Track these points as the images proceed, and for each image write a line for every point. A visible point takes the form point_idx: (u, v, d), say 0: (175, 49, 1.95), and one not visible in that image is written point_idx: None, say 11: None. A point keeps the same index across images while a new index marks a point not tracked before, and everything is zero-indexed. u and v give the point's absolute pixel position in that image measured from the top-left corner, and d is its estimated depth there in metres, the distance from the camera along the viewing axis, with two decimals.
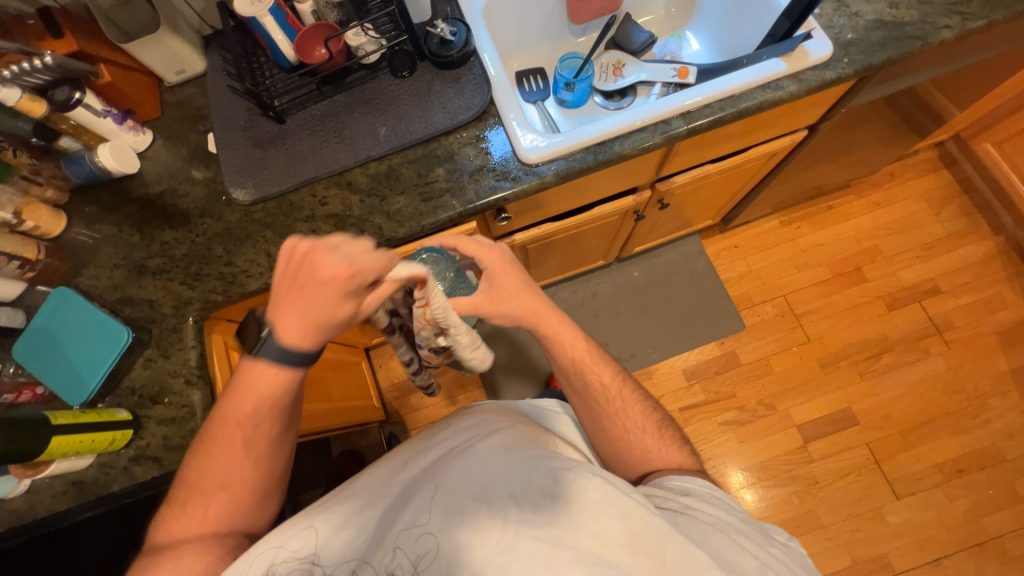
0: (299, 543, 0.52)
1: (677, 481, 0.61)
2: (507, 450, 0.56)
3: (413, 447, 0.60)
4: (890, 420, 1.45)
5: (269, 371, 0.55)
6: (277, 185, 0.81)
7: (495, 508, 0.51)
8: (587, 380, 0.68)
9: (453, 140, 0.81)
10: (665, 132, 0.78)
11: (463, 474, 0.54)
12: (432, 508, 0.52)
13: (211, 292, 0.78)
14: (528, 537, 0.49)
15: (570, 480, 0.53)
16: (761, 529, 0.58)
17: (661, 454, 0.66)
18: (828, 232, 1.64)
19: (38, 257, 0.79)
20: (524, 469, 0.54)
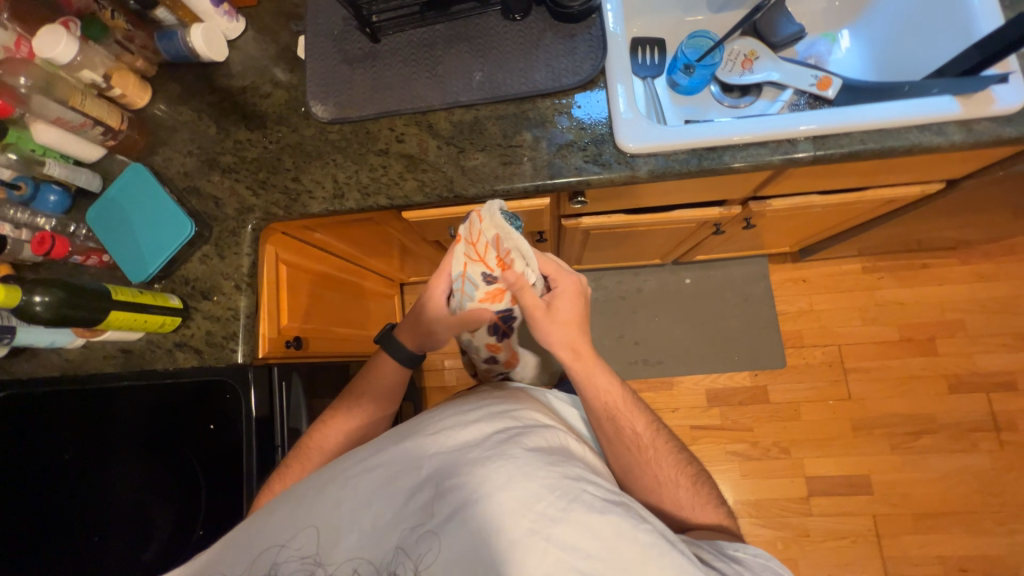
0: (303, 541, 0.48)
1: (726, 548, 0.53)
2: (548, 461, 0.49)
3: (436, 428, 0.54)
4: (908, 500, 1.38)
5: (390, 366, 0.75)
6: (358, 109, 0.77)
7: (528, 531, 0.44)
8: (619, 427, 0.66)
9: (550, 104, 0.74)
10: (787, 153, 0.69)
11: (490, 482, 0.46)
12: (452, 518, 0.45)
13: (273, 204, 0.77)
14: (563, 566, 0.43)
15: (616, 515, 0.46)
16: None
17: (693, 508, 0.63)
18: (912, 290, 1.49)
19: (122, 128, 0.79)
20: (564, 491, 0.46)
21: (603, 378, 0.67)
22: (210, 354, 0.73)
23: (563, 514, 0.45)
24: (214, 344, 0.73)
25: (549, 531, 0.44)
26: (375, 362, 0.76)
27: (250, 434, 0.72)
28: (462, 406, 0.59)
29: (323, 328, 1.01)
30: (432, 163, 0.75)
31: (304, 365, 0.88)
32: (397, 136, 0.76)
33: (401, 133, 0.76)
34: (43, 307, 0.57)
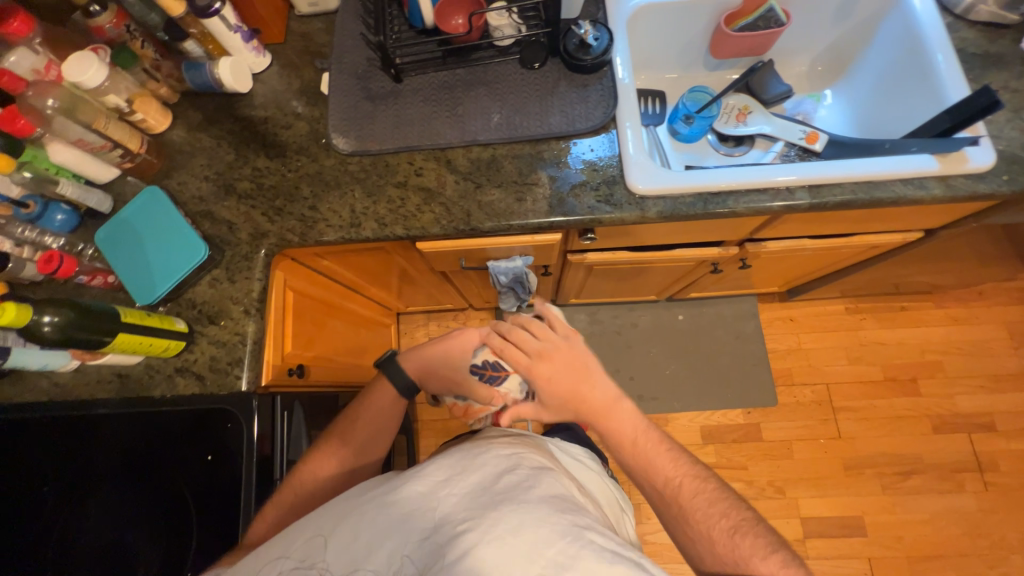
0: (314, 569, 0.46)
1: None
2: (560, 508, 0.48)
3: (449, 463, 0.53)
4: (901, 542, 1.38)
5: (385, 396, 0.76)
6: (378, 143, 0.80)
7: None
8: (647, 461, 0.64)
9: (564, 146, 0.78)
10: (785, 200, 0.74)
11: (502, 525, 0.45)
12: (458, 560, 0.43)
13: (288, 231, 0.78)
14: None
15: (628, 567, 0.43)
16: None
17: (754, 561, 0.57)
18: (893, 332, 1.56)
19: (141, 151, 0.79)
20: (575, 537, 0.44)
21: (627, 415, 0.66)
22: (213, 381, 0.72)
23: (574, 562, 0.43)
24: (218, 370, 0.72)
25: None
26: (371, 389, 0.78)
27: (250, 467, 0.69)
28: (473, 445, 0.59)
29: (324, 356, 0.99)
30: (449, 197, 0.77)
31: (305, 395, 0.86)
32: (415, 170, 0.79)
33: (420, 167, 0.79)
34: (52, 328, 0.55)
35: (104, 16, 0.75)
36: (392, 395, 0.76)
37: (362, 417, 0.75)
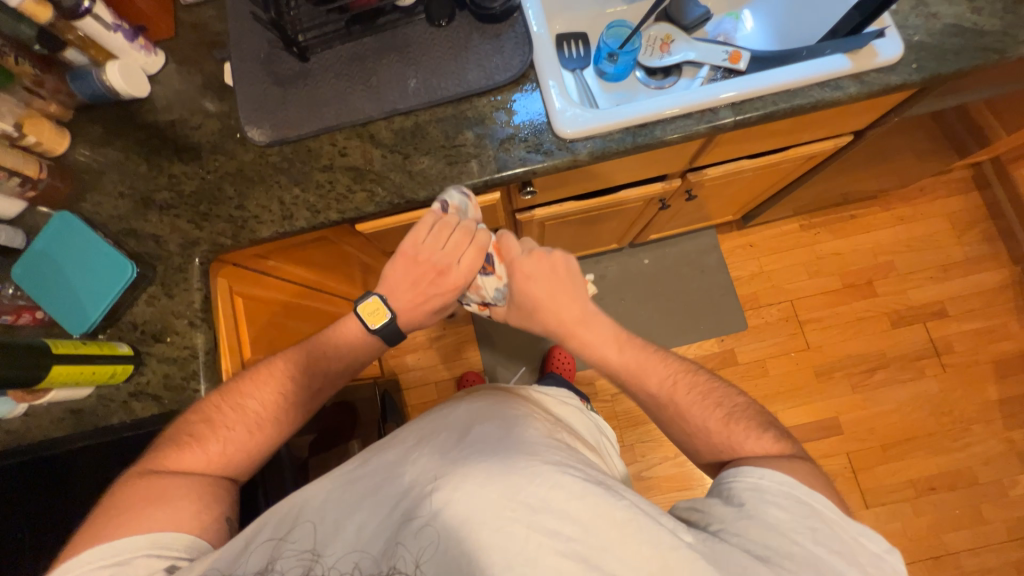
0: (292, 555, 0.46)
1: (722, 479, 0.56)
2: (529, 450, 0.48)
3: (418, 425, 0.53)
4: (874, 433, 1.48)
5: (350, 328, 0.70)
6: (295, 129, 0.77)
7: (509, 521, 0.43)
8: (637, 380, 0.67)
9: (486, 102, 0.77)
10: (711, 121, 0.74)
11: (470, 478, 0.45)
12: (430, 518, 0.44)
13: (219, 235, 0.75)
14: (544, 553, 0.42)
15: (598, 495, 0.45)
16: (829, 524, 0.48)
17: (744, 445, 0.59)
18: (847, 241, 1.62)
19: (42, 176, 0.74)
20: (544, 476, 0.45)
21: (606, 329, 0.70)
22: (171, 398, 0.70)
23: (543, 501, 0.44)
24: (174, 387, 0.71)
25: (531, 519, 0.43)
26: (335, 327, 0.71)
27: None
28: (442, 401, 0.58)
29: None
30: (379, 172, 0.75)
31: None
32: (339, 150, 0.76)
33: (343, 147, 0.76)
34: None
35: None
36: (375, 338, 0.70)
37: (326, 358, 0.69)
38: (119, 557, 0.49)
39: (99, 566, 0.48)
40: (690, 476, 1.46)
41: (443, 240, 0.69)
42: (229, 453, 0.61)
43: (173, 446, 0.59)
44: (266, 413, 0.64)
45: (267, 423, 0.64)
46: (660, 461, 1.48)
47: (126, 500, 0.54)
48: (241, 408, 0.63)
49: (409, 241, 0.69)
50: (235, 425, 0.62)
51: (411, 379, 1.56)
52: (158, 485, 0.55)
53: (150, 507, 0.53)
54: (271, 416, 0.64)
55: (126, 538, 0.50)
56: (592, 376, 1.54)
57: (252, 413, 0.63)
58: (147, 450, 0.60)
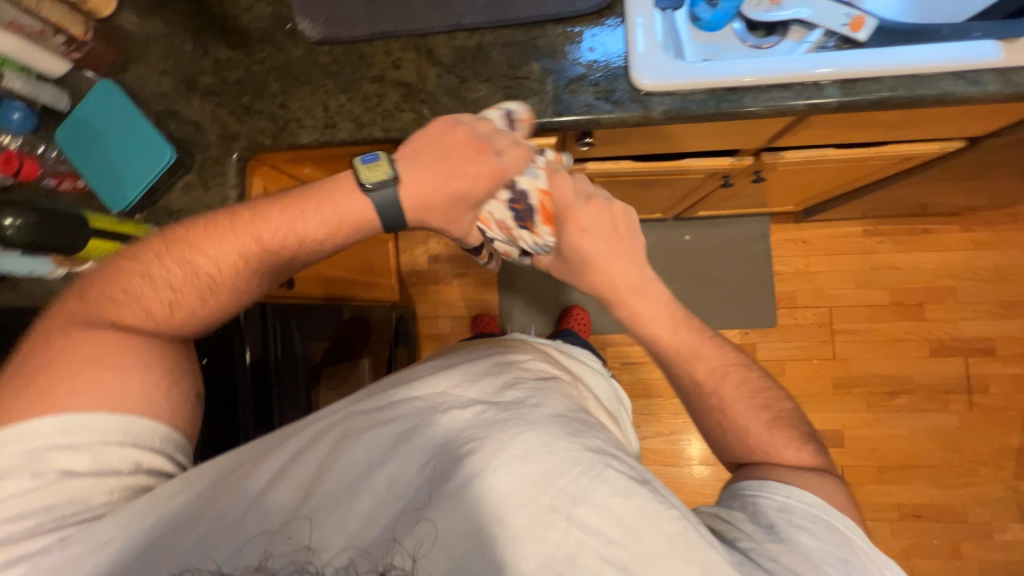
0: (305, 501, 0.44)
1: (745, 493, 0.54)
2: (570, 432, 0.46)
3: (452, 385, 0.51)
4: (875, 454, 1.46)
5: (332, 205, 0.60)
6: (350, 29, 0.70)
7: (549, 507, 0.41)
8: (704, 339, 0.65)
9: (560, 33, 0.69)
10: (811, 98, 0.65)
11: (511, 452, 0.43)
12: (463, 487, 0.42)
13: (259, 133, 0.72)
14: (585, 551, 0.40)
15: (644, 498, 0.43)
16: (859, 557, 0.46)
17: (781, 454, 0.57)
18: (910, 256, 1.49)
19: (87, 38, 0.71)
20: (587, 467, 0.44)
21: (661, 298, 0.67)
22: None
23: (586, 493, 0.42)
24: None
25: (572, 510, 0.41)
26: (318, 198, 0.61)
27: (244, 374, 0.75)
28: (477, 366, 0.56)
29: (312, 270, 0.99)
30: (431, 94, 0.69)
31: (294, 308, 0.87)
32: (393, 61, 0.70)
33: (398, 58, 0.70)
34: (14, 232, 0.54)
35: None
36: (364, 206, 0.61)
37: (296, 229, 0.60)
38: (95, 439, 0.48)
39: (73, 445, 0.47)
40: (679, 455, 1.48)
41: (491, 138, 0.63)
42: (172, 314, 0.57)
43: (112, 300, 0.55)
44: (218, 277, 0.59)
45: (223, 287, 0.59)
46: (652, 435, 1.51)
47: (67, 352, 0.51)
48: (169, 280, 0.57)
49: (455, 116, 0.62)
50: (182, 287, 0.58)
51: (427, 310, 1.58)
52: (119, 346, 0.53)
53: (96, 370, 0.51)
54: (227, 280, 0.59)
55: (103, 417, 0.49)
56: (605, 342, 1.53)
57: (203, 275, 0.58)
58: (82, 296, 0.56)
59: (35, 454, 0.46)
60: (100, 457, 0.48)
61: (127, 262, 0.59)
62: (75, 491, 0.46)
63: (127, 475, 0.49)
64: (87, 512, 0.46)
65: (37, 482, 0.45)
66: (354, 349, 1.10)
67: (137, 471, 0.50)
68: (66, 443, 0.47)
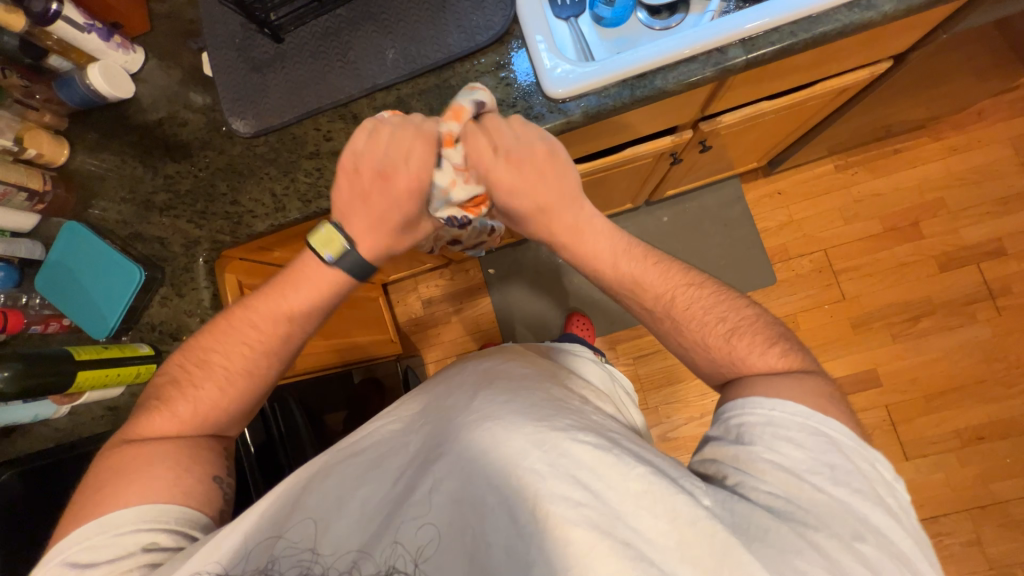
0: (296, 534, 0.47)
1: (728, 418, 0.53)
2: (533, 415, 0.46)
3: (422, 400, 0.53)
4: (916, 384, 1.40)
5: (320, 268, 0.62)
6: (278, 116, 0.75)
7: (515, 489, 0.42)
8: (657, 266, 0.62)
9: (470, 67, 0.72)
10: (719, 63, 0.67)
11: (473, 447, 0.45)
12: (435, 487, 0.45)
13: (219, 232, 0.76)
14: (556, 521, 0.41)
15: (609, 464, 0.43)
16: (844, 454, 0.47)
17: (756, 343, 0.57)
18: (889, 179, 1.47)
19: (47, 188, 0.76)
20: (550, 444, 0.44)
21: (602, 232, 0.63)
22: None
23: (551, 468, 0.43)
24: None
25: (538, 487, 0.42)
26: (300, 266, 0.63)
27: (250, 460, 0.75)
28: (448, 372, 0.57)
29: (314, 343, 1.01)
30: None
31: (292, 384, 0.89)
32: (324, 135, 0.74)
33: (328, 131, 0.74)
34: (5, 382, 0.58)
35: None
36: (331, 267, 0.63)
37: (289, 296, 0.63)
38: (114, 533, 0.48)
39: (95, 542, 0.48)
40: None
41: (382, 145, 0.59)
42: (201, 412, 0.59)
43: (141, 411, 0.58)
44: (236, 367, 0.61)
45: (238, 377, 0.61)
46: (685, 422, 1.47)
47: (108, 468, 0.53)
48: (181, 378, 0.60)
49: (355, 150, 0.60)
50: (201, 383, 0.60)
51: (433, 354, 1.59)
52: (142, 453, 0.54)
53: (118, 486, 0.51)
54: (242, 370, 0.61)
55: (119, 513, 0.49)
56: (613, 342, 1.52)
57: (220, 371, 0.60)
58: (120, 423, 0.60)
59: (62, 563, 0.47)
60: (119, 545, 0.48)
61: (156, 377, 0.62)
62: None
63: (143, 555, 0.48)
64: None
65: None
66: (365, 409, 1.10)
67: (153, 550, 0.48)
68: (87, 543, 0.48)
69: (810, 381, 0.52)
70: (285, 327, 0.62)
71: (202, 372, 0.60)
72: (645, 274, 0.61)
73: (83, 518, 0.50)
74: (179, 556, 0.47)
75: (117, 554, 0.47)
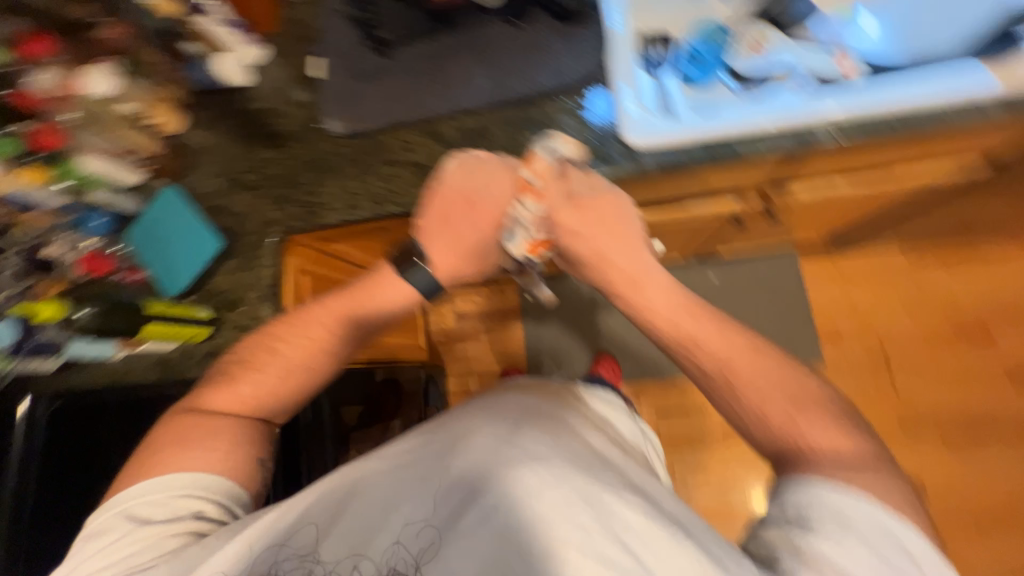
0: None
1: (788, 500, 0.49)
2: (583, 468, 0.46)
3: (456, 423, 0.52)
4: (967, 505, 1.27)
5: (395, 282, 0.69)
6: (369, 123, 0.80)
7: (562, 546, 0.42)
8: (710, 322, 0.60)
9: (553, 104, 0.75)
10: (804, 141, 0.68)
11: (520, 493, 0.44)
12: (474, 523, 0.45)
13: (294, 218, 0.82)
14: None
15: (659, 538, 0.43)
16: (907, 561, 0.45)
17: (804, 428, 0.54)
18: (962, 279, 1.39)
19: (159, 153, 0.85)
20: (600, 506, 0.43)
21: (661, 287, 0.63)
22: None
23: (601, 531, 0.42)
24: None
25: (586, 549, 0.42)
26: (376, 277, 0.69)
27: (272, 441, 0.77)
28: (486, 400, 0.56)
29: None
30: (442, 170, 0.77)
31: None
32: (407, 146, 0.79)
33: (411, 143, 0.79)
34: None
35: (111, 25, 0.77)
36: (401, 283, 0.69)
37: (359, 301, 0.68)
38: (169, 496, 0.56)
39: (153, 500, 0.56)
40: (735, 513, 1.35)
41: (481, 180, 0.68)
42: (258, 396, 0.64)
43: (211, 385, 0.63)
44: (298, 358, 0.66)
45: (297, 369, 0.66)
46: (702, 492, 1.39)
47: (172, 431, 0.60)
48: (248, 360, 0.65)
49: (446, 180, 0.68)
50: (264, 367, 0.64)
51: (456, 368, 1.60)
52: (201, 424, 0.60)
53: (176, 452, 0.58)
54: (302, 362, 0.66)
55: (174, 478, 0.57)
56: (638, 392, 1.47)
57: (286, 358, 0.65)
58: (187, 394, 0.66)
59: (125, 510, 0.56)
60: (172, 508, 0.56)
61: (229, 355, 0.68)
62: (150, 536, 0.54)
63: (191, 522, 0.56)
64: (151, 560, 0.53)
65: (126, 529, 0.55)
66: (384, 411, 1.12)
67: (199, 519, 0.56)
68: (147, 499, 0.56)
69: (859, 479, 0.49)
70: (350, 330, 0.68)
71: (267, 358, 0.65)
72: (692, 331, 0.60)
73: (145, 470, 0.58)
74: (213, 535, 0.53)
75: (171, 516, 0.56)
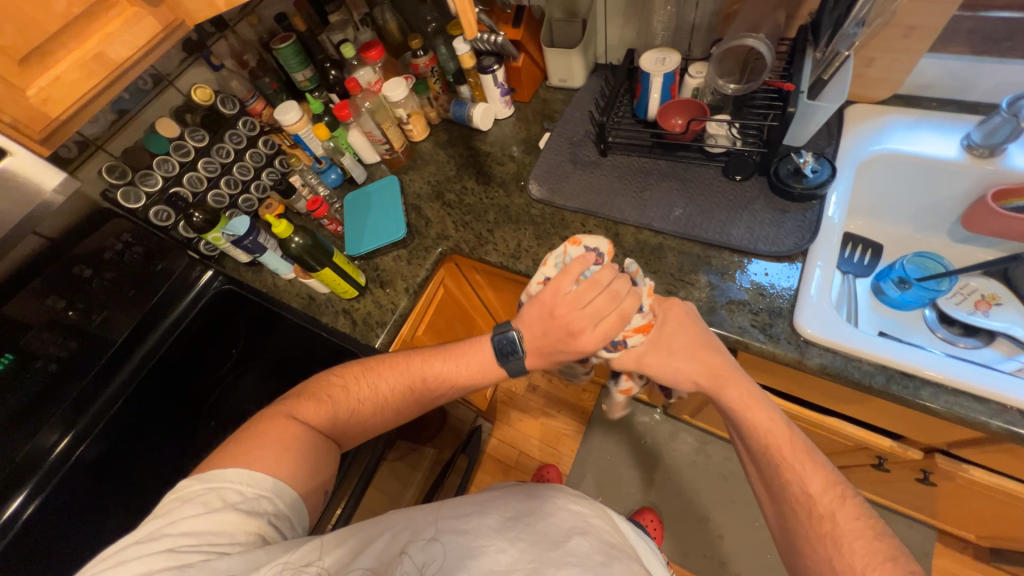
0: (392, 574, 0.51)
1: None
2: None
3: (523, 512, 0.56)
4: None
5: (484, 358, 0.69)
6: (564, 200, 0.90)
7: None
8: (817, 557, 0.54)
9: (734, 259, 0.77)
10: (1012, 424, 0.58)
11: None
12: None
13: (464, 242, 0.93)
14: None
15: None
16: None
17: None
18: None
19: (399, 149, 1.04)
20: None
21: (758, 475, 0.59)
22: (358, 329, 0.89)
23: None
24: (366, 322, 0.89)
25: None
26: (469, 351, 0.70)
27: None
28: (548, 500, 0.60)
29: None
30: None
31: None
32: (585, 232, 0.86)
33: (589, 231, 0.86)
34: (297, 245, 0.79)
35: (422, 59, 1.03)
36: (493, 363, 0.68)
37: (451, 368, 0.69)
38: (257, 491, 0.58)
39: (243, 489, 0.58)
40: None
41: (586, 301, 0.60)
42: (344, 422, 0.68)
43: (309, 398, 0.68)
44: (389, 399, 0.70)
45: (385, 408, 0.70)
46: None
47: (263, 430, 0.64)
48: (347, 387, 0.70)
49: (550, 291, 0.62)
50: (359, 397, 0.69)
51: (503, 432, 1.56)
52: (284, 427, 0.64)
53: (262, 447, 0.62)
54: (390, 403, 0.70)
55: (264, 477, 0.59)
56: None
57: (380, 395, 0.70)
58: (285, 397, 0.70)
59: (219, 492, 0.57)
60: (254, 503, 0.57)
61: (333, 374, 0.72)
62: (228, 524, 0.55)
63: (264, 524, 0.57)
64: (225, 548, 0.53)
65: (210, 510, 0.55)
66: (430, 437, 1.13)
67: (271, 524, 0.57)
68: (238, 488, 0.58)
69: None
70: (436, 388, 0.70)
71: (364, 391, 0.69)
72: None
73: (244, 461, 0.60)
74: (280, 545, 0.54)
75: (251, 508, 0.57)
